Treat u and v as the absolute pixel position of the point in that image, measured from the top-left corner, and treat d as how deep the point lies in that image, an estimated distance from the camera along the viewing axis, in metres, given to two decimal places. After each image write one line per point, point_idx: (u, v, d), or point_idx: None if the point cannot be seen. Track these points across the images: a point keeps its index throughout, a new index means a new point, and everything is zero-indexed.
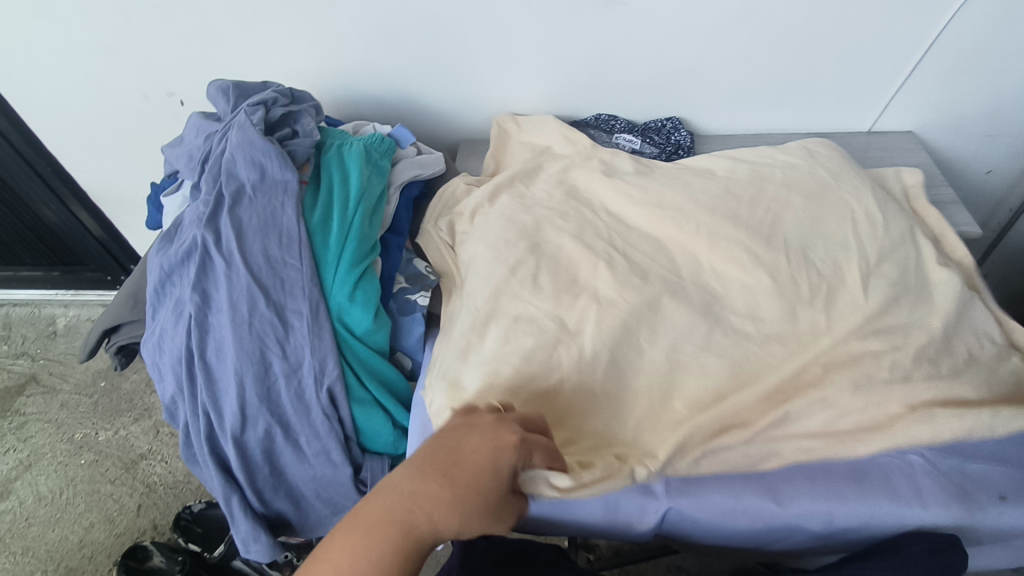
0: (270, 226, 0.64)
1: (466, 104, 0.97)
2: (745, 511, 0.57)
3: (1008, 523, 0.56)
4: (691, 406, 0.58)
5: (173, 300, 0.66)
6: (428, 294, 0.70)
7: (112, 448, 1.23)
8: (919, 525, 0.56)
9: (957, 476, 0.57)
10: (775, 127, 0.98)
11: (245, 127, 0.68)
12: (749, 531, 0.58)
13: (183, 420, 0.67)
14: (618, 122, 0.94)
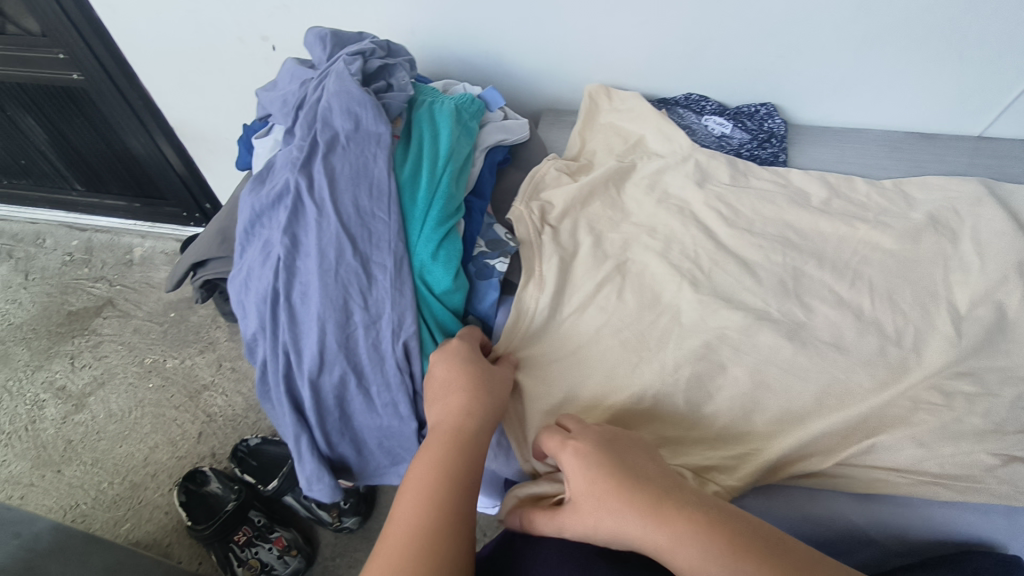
0: (362, 177, 0.65)
1: (554, 71, 0.95)
2: (811, 517, 0.57)
3: None
4: (770, 422, 0.59)
5: (262, 241, 0.68)
6: (507, 261, 0.69)
7: (177, 376, 1.29)
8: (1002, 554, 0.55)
9: None
10: (876, 123, 0.92)
11: (344, 76, 0.68)
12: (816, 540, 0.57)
13: (261, 357, 0.69)
14: (710, 104, 0.91)
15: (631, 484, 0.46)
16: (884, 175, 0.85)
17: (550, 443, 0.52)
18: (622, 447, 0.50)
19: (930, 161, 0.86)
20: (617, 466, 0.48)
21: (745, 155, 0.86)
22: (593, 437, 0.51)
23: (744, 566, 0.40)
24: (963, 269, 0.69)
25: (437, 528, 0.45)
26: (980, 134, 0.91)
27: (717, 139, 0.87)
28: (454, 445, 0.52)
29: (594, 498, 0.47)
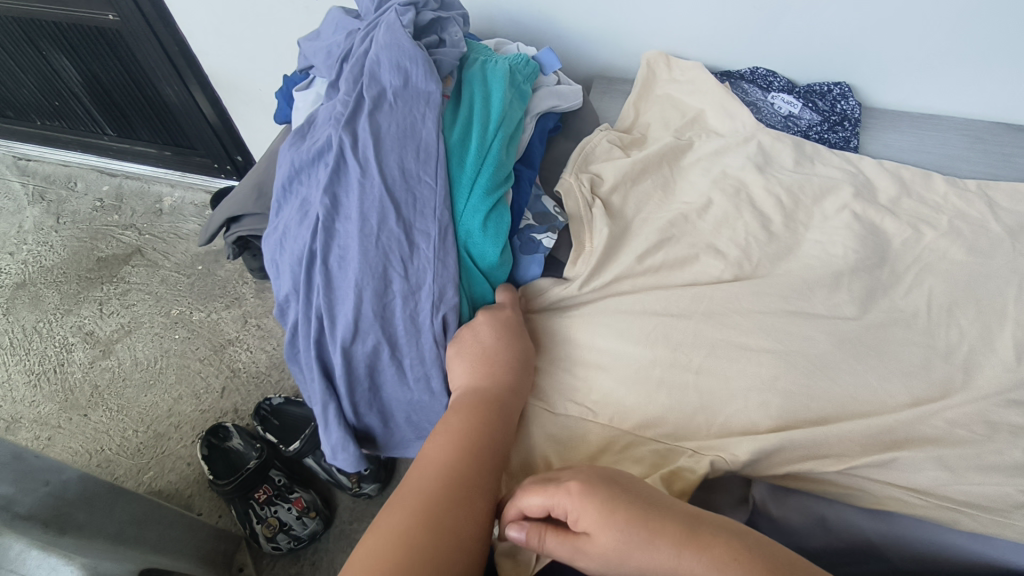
0: (408, 137, 0.61)
1: (611, 36, 0.89)
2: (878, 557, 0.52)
3: None
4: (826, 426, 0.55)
5: (300, 200, 0.65)
6: (554, 236, 0.65)
7: (203, 329, 1.29)
8: None
9: None
10: (958, 110, 0.84)
11: (395, 28, 0.64)
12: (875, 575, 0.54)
13: (293, 319, 0.67)
14: (777, 80, 0.85)
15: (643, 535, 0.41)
16: (966, 171, 0.78)
17: (533, 501, 0.46)
18: (614, 480, 0.46)
19: (1017, 155, 0.79)
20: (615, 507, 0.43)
21: (812, 138, 0.80)
22: (576, 476, 0.46)
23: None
24: None
25: (453, 485, 0.48)
26: None
27: (784, 119, 0.80)
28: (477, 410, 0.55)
29: (606, 537, 0.42)
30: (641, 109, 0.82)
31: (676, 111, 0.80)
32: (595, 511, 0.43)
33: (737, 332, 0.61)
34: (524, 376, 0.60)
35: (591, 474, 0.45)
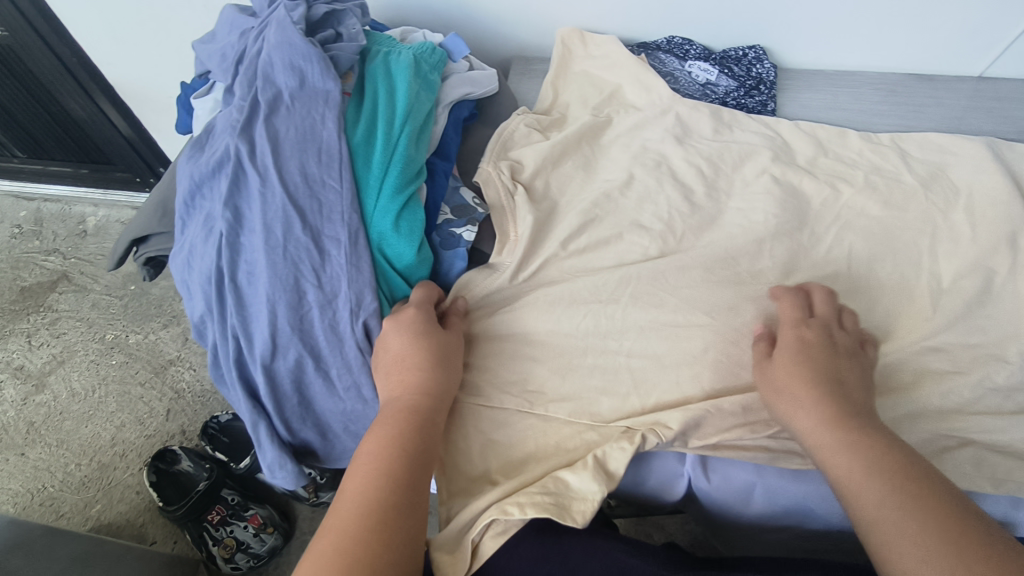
0: (308, 140, 0.58)
1: (524, 14, 0.86)
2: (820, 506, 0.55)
3: None
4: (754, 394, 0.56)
5: (204, 215, 0.62)
6: (474, 230, 0.64)
7: (141, 352, 1.24)
8: None
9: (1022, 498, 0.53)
10: (870, 65, 0.85)
11: (285, 25, 0.60)
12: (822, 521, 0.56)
13: (212, 340, 0.64)
14: (693, 48, 0.84)
15: (836, 414, 0.47)
16: (884, 125, 0.78)
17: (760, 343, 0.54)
18: (839, 378, 0.50)
19: (927, 105, 0.81)
20: (842, 399, 0.48)
21: (731, 104, 0.80)
22: (789, 357, 0.51)
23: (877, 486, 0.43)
24: None
25: (372, 513, 0.45)
26: (980, 75, 0.84)
27: (701, 87, 0.80)
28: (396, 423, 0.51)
29: (878, 497, 0.42)
30: (559, 88, 0.80)
31: (593, 88, 0.79)
32: (817, 404, 0.48)
33: (663, 311, 0.60)
34: (446, 371, 0.56)
35: (800, 337, 0.52)
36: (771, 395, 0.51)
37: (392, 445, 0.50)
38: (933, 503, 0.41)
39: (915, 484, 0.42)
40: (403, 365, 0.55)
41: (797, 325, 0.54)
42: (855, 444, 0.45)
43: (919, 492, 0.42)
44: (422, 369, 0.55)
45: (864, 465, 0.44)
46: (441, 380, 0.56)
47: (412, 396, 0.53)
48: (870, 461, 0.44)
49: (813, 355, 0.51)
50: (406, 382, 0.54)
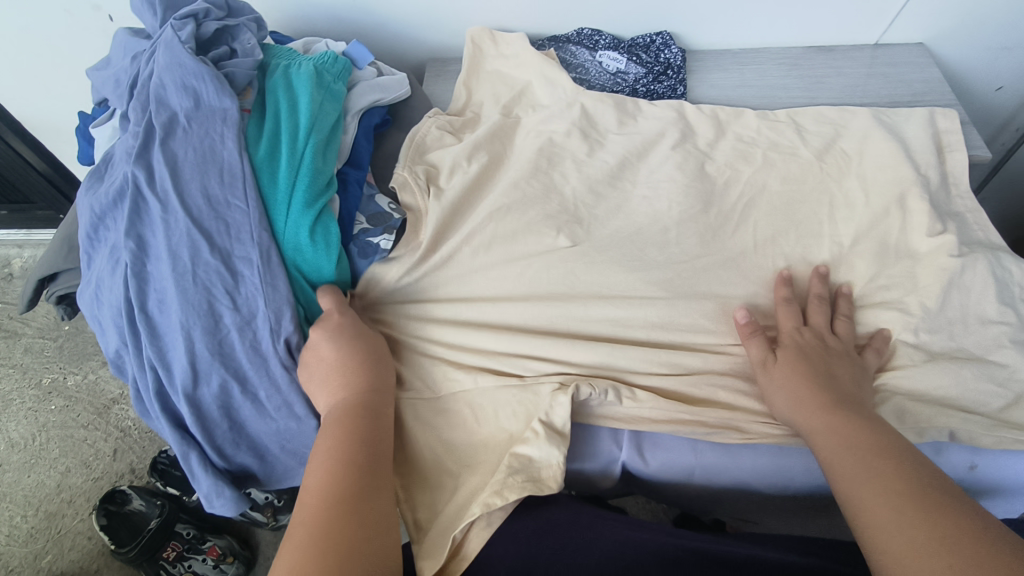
0: (209, 161, 0.57)
1: (432, 17, 0.86)
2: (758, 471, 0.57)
3: (983, 478, 0.56)
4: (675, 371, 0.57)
5: (109, 247, 0.60)
6: (391, 237, 0.64)
7: (82, 393, 1.20)
8: None
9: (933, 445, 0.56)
10: (772, 41, 0.88)
11: (173, 46, 0.59)
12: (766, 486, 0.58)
13: (133, 375, 0.62)
14: (602, 38, 0.85)
15: (829, 401, 0.51)
16: (784, 100, 0.82)
17: (753, 350, 0.58)
18: (829, 384, 0.52)
19: (827, 76, 0.84)
20: (837, 390, 0.52)
21: (641, 91, 0.81)
22: (791, 358, 0.55)
23: (866, 476, 0.44)
24: (848, 204, 0.68)
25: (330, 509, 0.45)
26: (875, 43, 0.88)
27: (612, 77, 0.82)
28: (340, 425, 0.52)
29: (868, 496, 0.43)
30: (471, 88, 0.80)
31: (505, 85, 0.79)
32: (814, 398, 0.51)
33: None
34: (379, 367, 0.58)
35: (797, 339, 0.57)
36: (770, 389, 0.55)
37: (342, 440, 0.50)
38: (902, 474, 0.44)
39: (889, 457, 0.45)
40: (336, 372, 0.56)
41: (794, 330, 0.58)
42: (840, 425, 0.49)
43: (890, 464, 0.44)
44: (358, 368, 0.56)
45: (848, 444, 0.47)
46: (376, 377, 0.57)
47: (350, 394, 0.55)
48: (850, 439, 0.47)
49: (808, 355, 0.55)
50: (342, 385, 0.55)
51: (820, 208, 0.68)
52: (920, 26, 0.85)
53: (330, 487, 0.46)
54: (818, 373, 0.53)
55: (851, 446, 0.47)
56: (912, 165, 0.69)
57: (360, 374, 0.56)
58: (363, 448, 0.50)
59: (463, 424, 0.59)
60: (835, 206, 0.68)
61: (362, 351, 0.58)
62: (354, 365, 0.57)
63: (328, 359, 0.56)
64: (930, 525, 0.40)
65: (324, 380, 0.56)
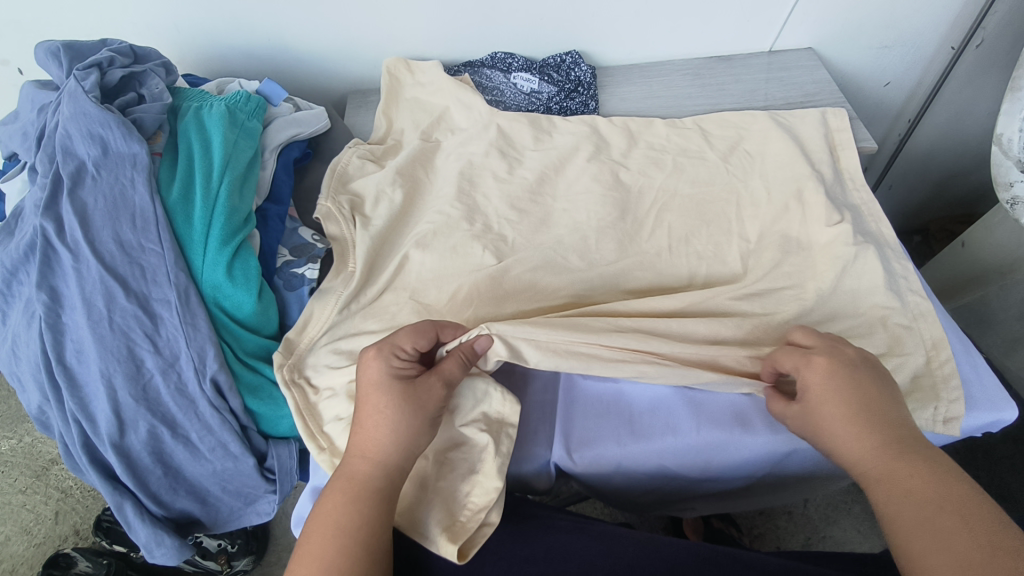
0: (120, 207, 0.57)
1: (349, 51, 0.88)
2: (679, 452, 0.58)
3: None
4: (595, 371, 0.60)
5: (22, 301, 0.59)
6: (316, 266, 0.65)
7: (18, 457, 1.15)
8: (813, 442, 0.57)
9: None
10: (676, 53, 0.94)
11: (75, 95, 0.59)
12: (690, 466, 0.60)
13: (57, 430, 0.61)
14: (515, 61, 0.89)
15: (874, 426, 0.46)
16: (690, 107, 0.87)
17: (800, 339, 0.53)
18: (869, 389, 0.48)
19: (728, 83, 0.90)
20: (877, 407, 0.47)
21: (555, 109, 0.85)
22: (830, 364, 0.49)
23: (898, 486, 0.44)
24: (752, 202, 0.72)
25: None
26: (770, 50, 0.94)
27: (526, 97, 0.85)
28: (354, 488, 0.46)
29: (894, 508, 0.44)
30: (390, 116, 0.82)
31: (424, 111, 0.82)
32: (846, 404, 0.47)
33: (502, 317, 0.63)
34: (419, 408, 0.48)
35: (842, 356, 0.50)
36: (816, 421, 0.49)
37: (353, 507, 0.45)
38: (930, 483, 0.43)
39: (916, 470, 0.44)
40: (382, 410, 0.48)
41: (818, 350, 0.51)
42: (872, 429, 0.46)
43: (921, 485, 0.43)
44: (407, 408, 0.48)
45: (877, 448, 0.46)
46: (413, 418, 0.48)
47: (395, 447, 0.47)
48: (881, 443, 0.46)
49: (845, 379, 0.48)
50: (385, 432, 0.47)
51: (726, 207, 0.72)
52: (808, 33, 0.91)
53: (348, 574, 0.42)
54: (858, 400, 0.47)
55: (883, 456, 0.45)
56: (807, 160, 0.74)
57: (378, 402, 0.48)
58: (364, 509, 0.45)
59: None
60: (739, 204, 0.72)
61: (407, 387, 0.48)
62: (406, 399, 0.48)
63: (365, 382, 0.49)
64: (957, 542, 0.40)
65: (361, 409, 0.49)
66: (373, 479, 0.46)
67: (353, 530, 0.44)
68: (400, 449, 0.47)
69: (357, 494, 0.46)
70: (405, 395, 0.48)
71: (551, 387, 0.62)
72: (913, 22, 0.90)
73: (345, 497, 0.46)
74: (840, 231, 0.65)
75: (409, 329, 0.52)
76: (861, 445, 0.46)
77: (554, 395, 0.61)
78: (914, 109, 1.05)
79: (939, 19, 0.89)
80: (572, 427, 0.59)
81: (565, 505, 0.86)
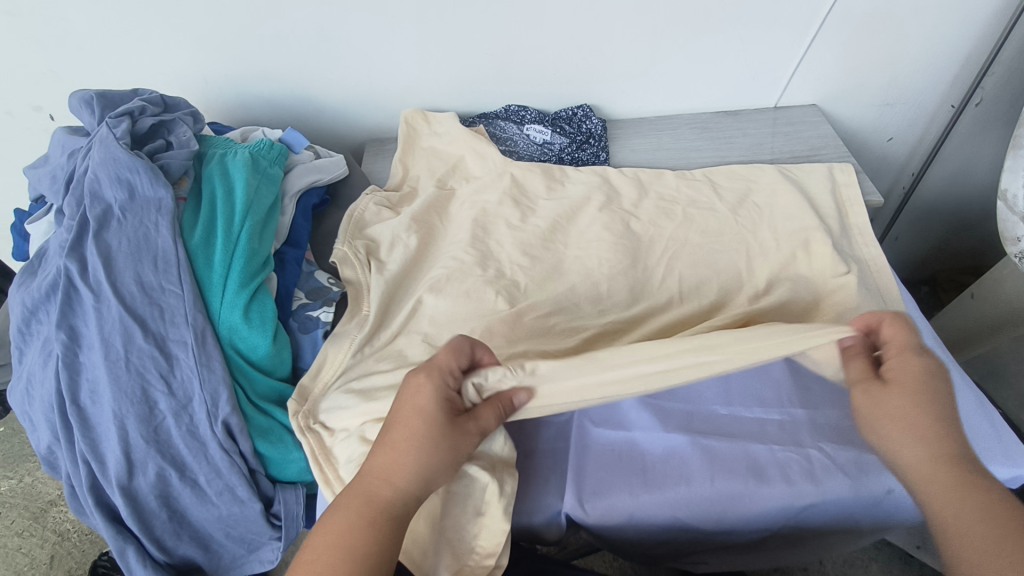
0: (143, 249, 0.59)
1: (369, 102, 0.92)
2: (693, 505, 0.57)
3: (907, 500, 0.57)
4: None
5: (41, 339, 0.59)
6: (331, 309, 0.66)
7: (17, 497, 1.13)
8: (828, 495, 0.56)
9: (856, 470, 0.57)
10: (684, 107, 0.97)
11: (107, 142, 0.61)
12: (703, 519, 0.58)
13: (63, 470, 0.60)
14: (528, 113, 0.92)
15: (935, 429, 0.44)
16: (699, 159, 0.89)
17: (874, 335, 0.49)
18: (936, 398, 0.45)
19: (736, 136, 0.92)
20: (952, 419, 0.44)
21: (567, 159, 0.87)
22: (902, 374, 0.46)
23: (949, 495, 0.41)
24: (762, 251, 0.73)
25: None
26: (775, 105, 0.97)
27: (539, 148, 0.88)
28: (372, 514, 0.43)
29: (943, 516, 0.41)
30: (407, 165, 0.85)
31: (440, 160, 0.84)
32: (919, 413, 0.44)
33: None
34: (456, 446, 0.45)
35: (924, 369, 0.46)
36: (876, 412, 0.46)
37: (367, 537, 0.42)
38: (991, 504, 0.40)
39: (972, 489, 0.41)
40: (420, 438, 0.44)
41: (920, 351, 0.47)
42: (927, 434, 0.43)
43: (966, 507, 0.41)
44: (447, 445, 0.45)
45: (930, 455, 0.43)
46: (449, 455, 0.45)
47: (424, 479, 0.44)
48: (937, 449, 0.43)
49: (926, 380, 0.45)
50: (419, 463, 0.44)
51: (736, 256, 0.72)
52: (811, 90, 0.95)
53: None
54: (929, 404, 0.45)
55: (942, 461, 0.42)
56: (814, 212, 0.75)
57: (416, 430, 0.45)
58: (380, 543, 0.42)
59: None
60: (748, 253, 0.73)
61: (451, 424, 0.45)
62: (444, 437, 0.45)
63: (407, 402, 0.46)
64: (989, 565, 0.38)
65: (393, 429, 0.45)
66: (394, 510, 0.43)
67: (365, 561, 0.41)
68: (426, 482, 0.45)
69: (375, 525, 0.42)
70: (444, 433, 0.45)
71: (561, 433, 0.62)
72: (913, 81, 0.93)
73: (359, 520, 0.42)
74: (849, 281, 0.65)
75: (449, 348, 0.48)
76: (914, 449, 0.44)
77: (563, 441, 0.61)
78: (918, 163, 1.07)
79: (937, 78, 0.92)
80: (583, 474, 0.58)
81: (573, 558, 0.84)
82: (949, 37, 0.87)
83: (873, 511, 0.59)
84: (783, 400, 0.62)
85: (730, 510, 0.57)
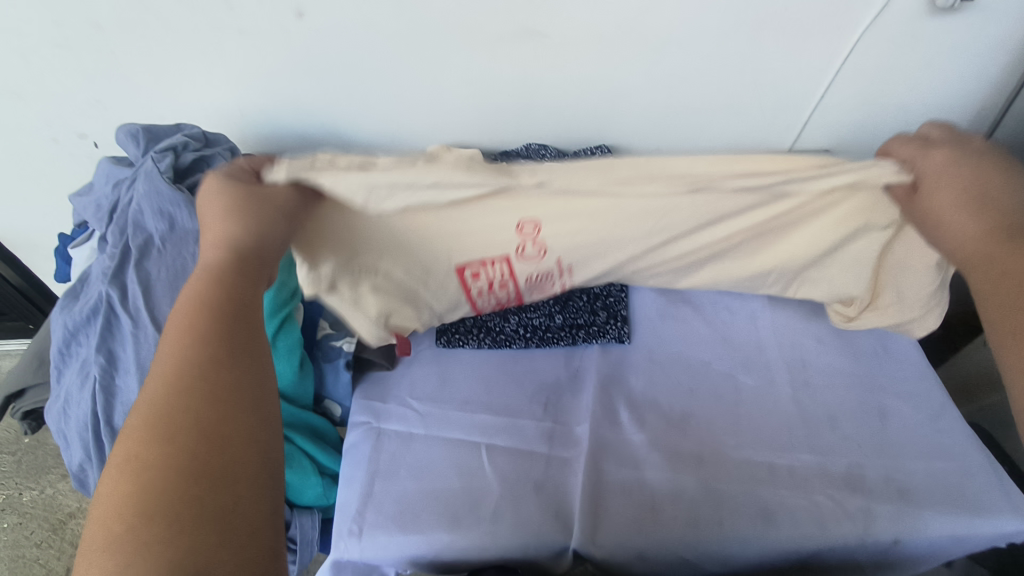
0: (180, 278, 0.62)
1: (396, 137, 0.96)
2: (701, 545, 0.57)
3: (915, 547, 0.58)
4: None
5: (79, 361, 0.63)
6: (354, 339, 0.68)
7: (37, 508, 1.15)
8: (834, 540, 0.57)
9: (864, 516, 0.57)
10: (700, 149, 0.99)
11: (152, 175, 0.65)
12: (712, 559, 0.59)
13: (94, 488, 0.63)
14: (548, 151, 0.95)
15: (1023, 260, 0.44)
16: None
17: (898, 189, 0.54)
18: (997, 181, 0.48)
19: None
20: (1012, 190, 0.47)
21: None
22: (945, 156, 0.50)
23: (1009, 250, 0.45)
24: None
25: (179, 440, 0.36)
26: (790, 149, 0.99)
27: None
28: (189, 329, 0.40)
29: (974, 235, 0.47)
30: None
31: None
32: (951, 189, 0.49)
33: None
34: (256, 204, 0.46)
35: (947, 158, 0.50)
36: (924, 207, 0.52)
37: (188, 350, 0.39)
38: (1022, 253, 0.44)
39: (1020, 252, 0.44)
40: (221, 229, 0.45)
41: (944, 142, 0.51)
42: (969, 204, 0.48)
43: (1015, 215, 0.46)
44: (246, 204, 0.46)
45: (974, 222, 0.47)
46: (257, 217, 0.46)
47: (248, 233, 0.45)
48: (987, 223, 0.47)
49: (984, 188, 0.48)
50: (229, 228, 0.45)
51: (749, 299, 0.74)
52: (826, 135, 0.97)
53: (183, 426, 0.36)
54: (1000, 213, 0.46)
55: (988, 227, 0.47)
56: None
57: (218, 255, 0.43)
58: (225, 357, 0.40)
59: (424, 503, 0.60)
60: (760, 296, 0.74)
61: (238, 198, 0.46)
62: (247, 203, 0.46)
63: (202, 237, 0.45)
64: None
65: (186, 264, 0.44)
66: (210, 316, 0.41)
67: (199, 372, 0.39)
68: (244, 260, 0.44)
69: (196, 340, 0.40)
70: (243, 202, 0.46)
71: (573, 469, 0.63)
72: None
73: (180, 338, 0.40)
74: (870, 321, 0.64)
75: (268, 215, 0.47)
76: (952, 193, 0.49)
77: (575, 475, 0.63)
78: None
79: None
80: (596, 510, 0.60)
81: None
82: (960, 88, 0.89)
83: (882, 558, 0.59)
84: (792, 445, 0.63)
85: (737, 551, 0.58)
